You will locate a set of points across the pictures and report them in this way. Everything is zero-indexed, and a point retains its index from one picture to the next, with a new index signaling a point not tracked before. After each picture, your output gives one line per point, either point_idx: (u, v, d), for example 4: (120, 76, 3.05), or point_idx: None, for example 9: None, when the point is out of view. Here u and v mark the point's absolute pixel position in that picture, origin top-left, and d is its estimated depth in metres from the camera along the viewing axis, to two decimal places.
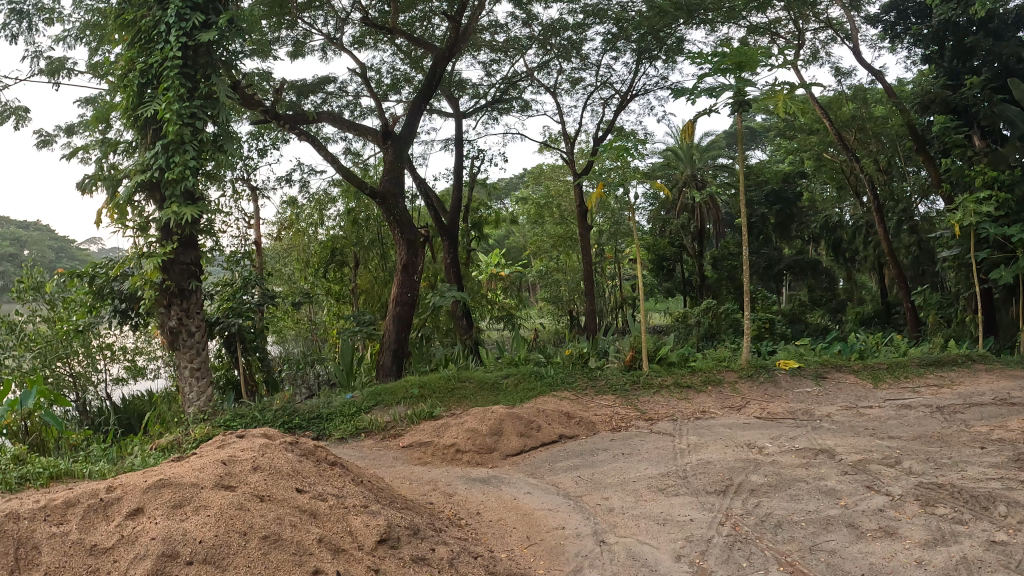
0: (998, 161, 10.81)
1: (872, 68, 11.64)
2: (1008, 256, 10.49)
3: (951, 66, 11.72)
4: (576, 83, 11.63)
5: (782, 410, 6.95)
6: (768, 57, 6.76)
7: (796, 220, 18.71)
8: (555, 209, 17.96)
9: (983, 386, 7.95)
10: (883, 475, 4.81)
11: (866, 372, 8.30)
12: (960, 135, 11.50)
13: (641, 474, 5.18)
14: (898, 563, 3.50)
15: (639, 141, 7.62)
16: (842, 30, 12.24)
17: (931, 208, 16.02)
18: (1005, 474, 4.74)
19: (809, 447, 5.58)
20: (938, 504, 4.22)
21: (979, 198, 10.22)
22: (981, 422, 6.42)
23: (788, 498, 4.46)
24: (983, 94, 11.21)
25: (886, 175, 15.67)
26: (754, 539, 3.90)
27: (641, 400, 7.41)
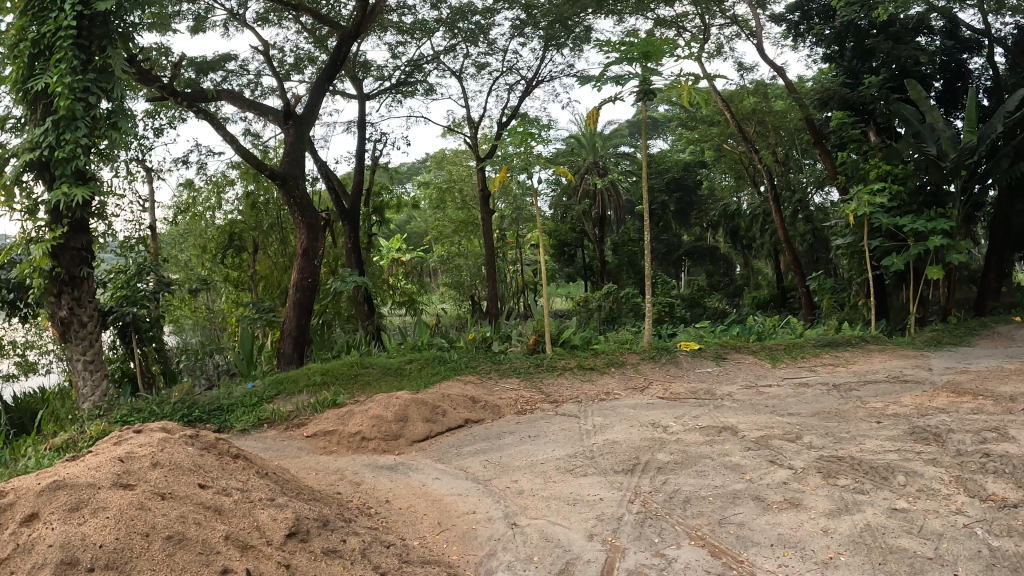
0: (892, 156, 11.13)
1: (774, 64, 12.06)
2: (899, 244, 10.90)
3: (851, 66, 12.24)
4: (482, 68, 11.62)
5: (685, 390, 7.11)
6: (675, 47, 6.89)
7: (694, 209, 19.22)
8: (456, 194, 17.95)
9: (876, 364, 8.32)
10: (784, 450, 4.96)
11: (764, 353, 8.57)
12: (857, 131, 12.00)
13: (549, 456, 5.22)
14: (806, 532, 3.63)
15: (542, 127, 7.63)
16: (748, 27, 12.59)
17: (826, 200, 16.57)
18: (901, 446, 4.96)
19: (712, 425, 5.72)
20: (839, 475, 4.38)
21: (873, 190, 10.62)
22: (875, 399, 6.69)
23: (695, 475, 4.56)
24: (881, 92, 11.72)
25: (783, 167, 16.19)
26: (664, 515, 3.97)
27: (544, 383, 7.48)
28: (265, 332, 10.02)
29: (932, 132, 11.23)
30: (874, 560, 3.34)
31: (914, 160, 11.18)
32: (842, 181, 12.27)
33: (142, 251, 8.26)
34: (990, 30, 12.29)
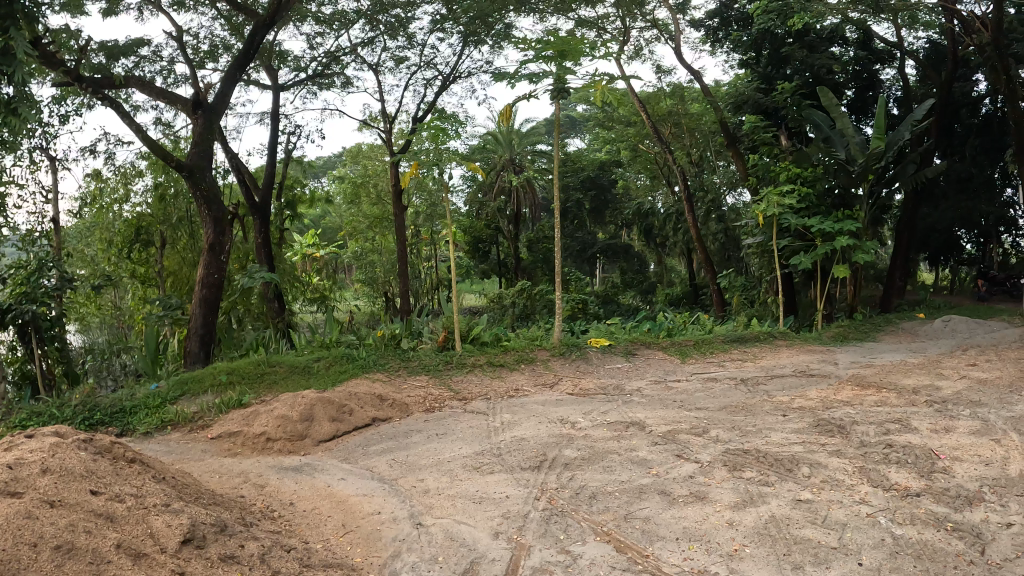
0: (802, 160, 11.41)
1: (691, 68, 12.29)
2: (807, 244, 11.23)
3: (766, 71, 12.79)
4: (401, 62, 11.52)
5: (594, 386, 7.22)
6: (592, 47, 6.91)
7: (609, 207, 20.25)
8: (371, 189, 17.72)
9: (784, 359, 8.55)
10: (690, 443, 5.09)
11: (673, 349, 8.72)
12: (768, 134, 12.25)
13: (455, 454, 5.22)
14: (711, 525, 3.79)
15: (458, 123, 7.55)
16: (667, 31, 12.78)
17: (737, 201, 16.93)
18: (805, 439, 5.20)
19: (619, 420, 5.81)
20: (744, 469, 4.56)
21: (783, 192, 10.82)
22: (781, 392, 6.90)
23: (602, 470, 4.64)
24: (793, 98, 12.09)
25: (696, 168, 16.52)
26: (570, 512, 4.04)
27: (454, 379, 7.48)
28: (173, 330, 9.74)
29: (842, 139, 11.69)
30: (779, 551, 3.53)
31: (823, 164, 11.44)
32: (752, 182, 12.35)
33: (42, 248, 7.95)
34: (902, 42, 12.79)
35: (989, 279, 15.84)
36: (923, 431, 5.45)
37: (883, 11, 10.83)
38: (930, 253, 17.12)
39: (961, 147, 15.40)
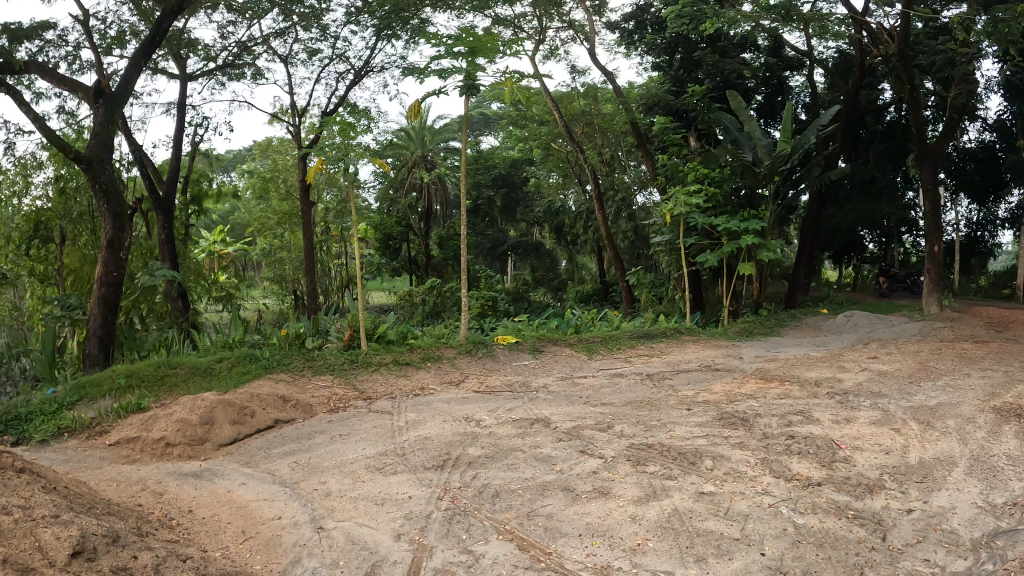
0: (710, 161, 11.72)
1: (606, 69, 12.47)
2: (714, 242, 11.53)
3: (677, 75, 13.00)
4: (313, 54, 11.34)
5: (500, 383, 7.43)
6: (503, 44, 6.89)
7: (520, 204, 20.82)
8: (280, 184, 17.54)
9: (690, 355, 8.91)
10: (594, 440, 5.44)
11: (580, 346, 8.98)
12: (678, 135, 12.46)
13: (357, 455, 5.32)
14: (615, 521, 4.09)
15: (368, 120, 7.44)
16: (583, 32, 12.90)
17: (647, 200, 17.21)
18: (709, 432, 5.61)
19: (524, 417, 6.13)
20: (648, 463, 4.95)
21: (690, 191, 11.01)
22: (686, 386, 7.24)
23: (505, 468, 4.92)
24: (703, 100, 12.40)
25: (607, 167, 16.70)
26: (473, 511, 4.26)
27: (359, 378, 7.43)
28: (71, 331, 9.41)
29: (749, 140, 11.95)
30: (683, 545, 3.83)
31: (730, 164, 11.81)
32: (662, 182, 12.48)
33: None
34: (812, 51, 13.06)
35: (891, 276, 16.44)
36: (825, 422, 5.93)
37: (794, 21, 11.04)
38: (835, 252, 17.77)
39: (865, 151, 16.06)
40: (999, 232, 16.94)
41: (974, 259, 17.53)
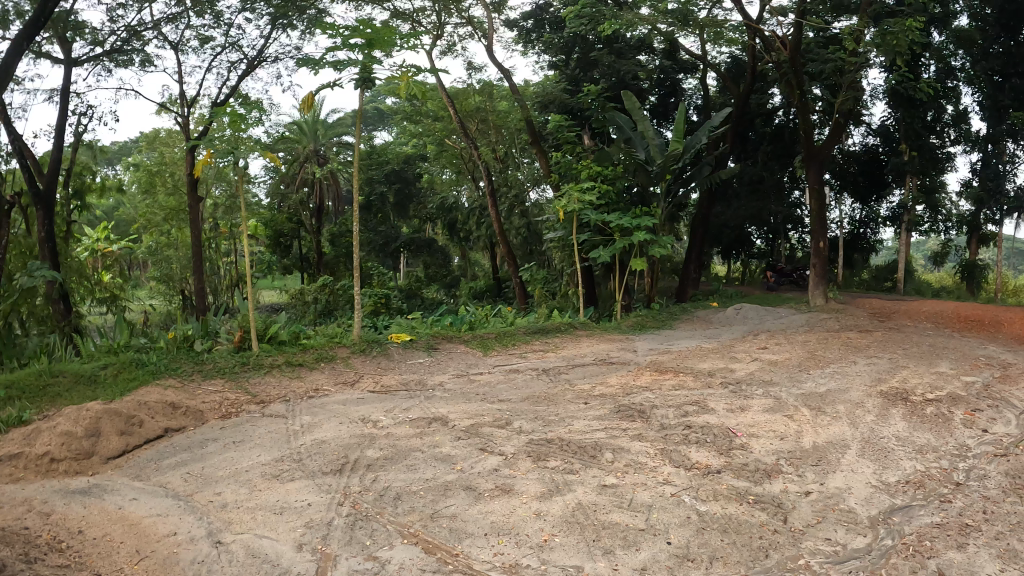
0: (604, 158, 12.00)
1: (502, 66, 12.54)
2: (606, 239, 11.89)
3: (574, 74, 13.42)
4: (206, 42, 10.99)
5: (395, 382, 7.83)
6: (400, 36, 6.80)
7: (412, 200, 20.48)
8: (166, 179, 17.02)
9: (584, 349, 10.47)
10: (494, 437, 6.13)
11: (476, 342, 10.00)
12: (572, 133, 12.71)
13: (253, 462, 5.40)
14: (520, 517, 4.59)
15: (259, 110, 7.27)
16: (481, 30, 12.92)
17: (542, 196, 16.68)
18: (607, 425, 6.58)
19: (421, 417, 6.69)
20: (548, 458, 5.65)
21: (583, 188, 11.16)
22: (582, 380, 8.50)
23: (405, 469, 5.35)
24: (598, 101, 12.69)
25: (501, 164, 16.72)
26: (375, 515, 4.59)
27: (251, 382, 7.33)
28: None
29: (642, 139, 12.12)
30: (589, 538, 4.37)
31: (623, 163, 12.21)
32: (553, 179, 12.57)
33: None
34: (704, 55, 13.53)
35: (778, 270, 17.01)
36: (719, 411, 7.14)
37: (690, 25, 11.31)
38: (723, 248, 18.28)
39: (754, 152, 16.69)
40: (880, 230, 17.73)
41: (857, 254, 18.43)
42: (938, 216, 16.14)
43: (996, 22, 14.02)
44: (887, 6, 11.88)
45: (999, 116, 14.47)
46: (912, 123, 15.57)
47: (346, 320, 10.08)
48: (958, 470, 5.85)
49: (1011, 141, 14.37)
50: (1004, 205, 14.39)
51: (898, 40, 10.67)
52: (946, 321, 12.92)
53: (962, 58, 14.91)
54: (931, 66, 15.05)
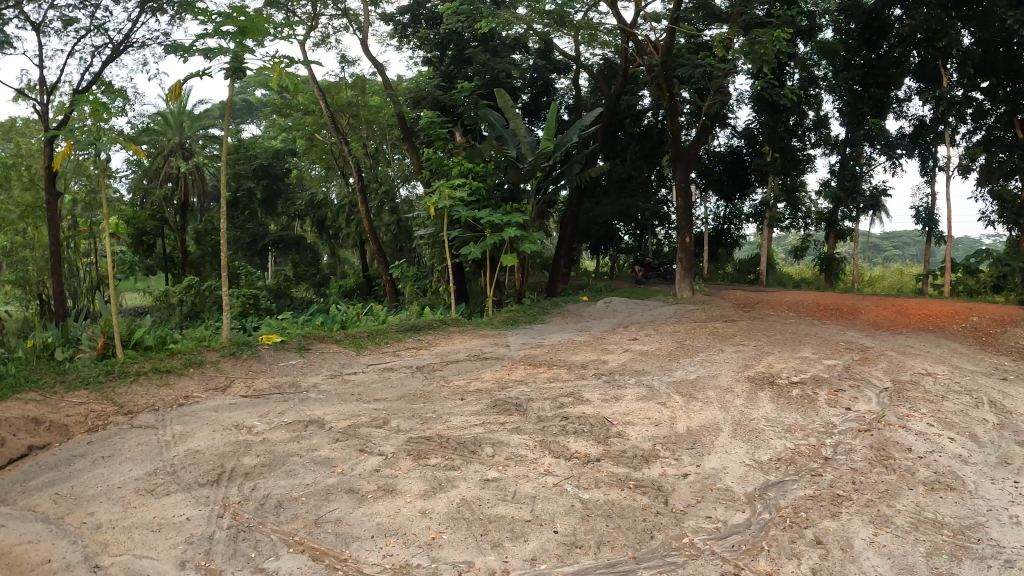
0: (475, 155, 12.03)
1: (376, 60, 12.27)
2: (477, 234, 11.88)
3: (447, 70, 13.68)
4: (67, 25, 10.22)
5: (268, 386, 7.53)
6: (274, 25, 6.48)
7: (281, 197, 19.92)
8: (21, 171, 14.63)
9: (457, 345, 10.44)
10: (372, 437, 5.98)
11: (348, 341, 9.76)
12: (443, 130, 12.45)
13: (125, 477, 5.06)
14: (405, 517, 4.48)
15: (125, 99, 6.82)
16: (355, 22, 12.61)
17: (411, 192, 16.59)
18: (482, 420, 6.53)
19: (296, 420, 6.47)
20: (428, 456, 5.55)
21: (453, 185, 11.07)
22: (456, 376, 8.44)
23: (284, 475, 5.13)
24: (471, 98, 12.72)
25: (372, 161, 16.35)
26: (257, 525, 4.37)
27: (117, 392, 6.88)
28: None
29: (513, 137, 12.43)
30: (477, 533, 4.33)
31: (493, 160, 12.21)
32: (425, 176, 12.38)
33: None
34: (578, 57, 13.66)
35: (646, 265, 17.48)
36: (595, 401, 7.23)
37: (566, 27, 11.40)
38: (592, 243, 18.62)
39: (623, 151, 17.17)
40: (744, 226, 18.56)
41: (722, 248, 19.15)
42: (798, 213, 16.86)
43: (859, 36, 14.95)
44: (756, 17, 12.26)
45: (857, 122, 15.64)
46: (775, 127, 16.10)
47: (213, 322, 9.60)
48: (826, 446, 6.13)
49: (868, 147, 15.48)
50: (861, 203, 15.41)
51: (766, 49, 11.13)
52: (808, 309, 13.54)
53: (825, 68, 16.26)
54: (796, 74, 16.01)
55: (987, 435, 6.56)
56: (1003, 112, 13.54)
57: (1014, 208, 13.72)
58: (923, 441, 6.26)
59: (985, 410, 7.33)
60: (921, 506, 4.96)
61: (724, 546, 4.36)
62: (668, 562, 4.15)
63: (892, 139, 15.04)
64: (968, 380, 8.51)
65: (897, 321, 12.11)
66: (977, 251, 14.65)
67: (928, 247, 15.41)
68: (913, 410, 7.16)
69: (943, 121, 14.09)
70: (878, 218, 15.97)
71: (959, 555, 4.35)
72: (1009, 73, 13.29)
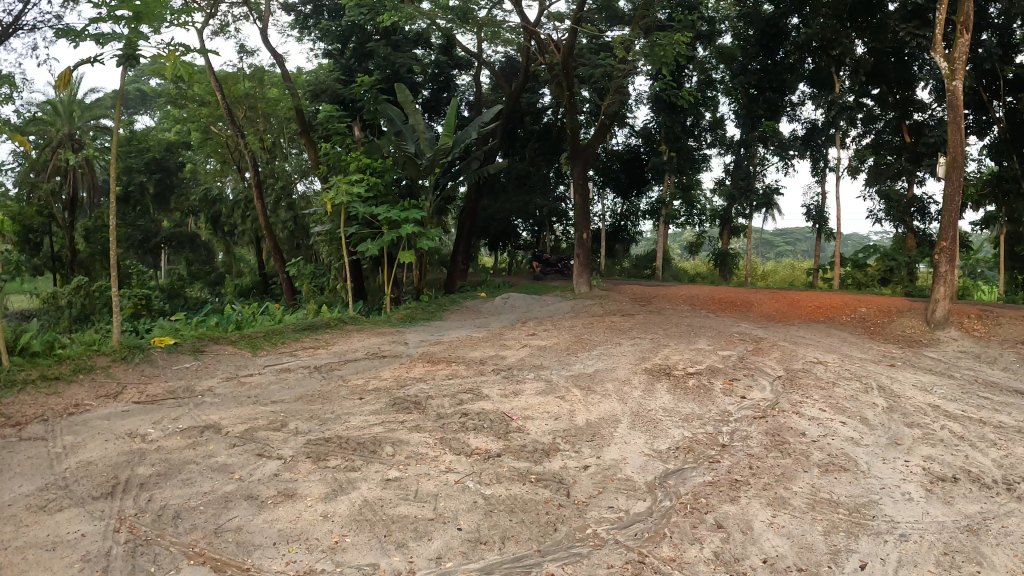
0: (373, 151, 11.71)
1: (275, 51, 11.87)
2: (374, 231, 11.64)
3: (348, 64, 13.55)
4: None
5: (162, 391, 7.17)
6: (170, 11, 6.14)
7: (175, 191, 19.55)
8: None
9: (355, 343, 10.22)
10: (270, 441, 5.76)
11: (243, 342, 9.39)
12: (342, 124, 12.13)
13: (14, 494, 4.70)
14: (307, 522, 4.31)
15: (10, 85, 6.36)
16: (255, 10, 12.17)
17: (309, 188, 16.24)
18: (382, 419, 6.39)
19: (192, 426, 6.17)
20: (328, 457, 5.38)
21: (351, 180, 10.87)
22: (355, 375, 8.25)
23: (181, 484, 4.87)
24: (370, 91, 12.54)
25: (268, 155, 16.02)
26: (156, 538, 4.13)
27: (2, 402, 6.41)
28: None
29: (412, 133, 12.32)
30: (380, 534, 4.22)
31: (391, 155, 11.93)
32: (322, 171, 12.07)
33: None
34: (480, 53, 13.57)
35: (544, 261, 17.62)
36: (493, 397, 7.18)
37: (468, 24, 11.32)
38: (490, 239, 18.61)
39: (522, 148, 17.32)
40: (640, 223, 18.93)
41: (618, 244, 19.43)
42: (694, 211, 17.40)
43: (757, 42, 15.56)
44: (657, 20, 12.49)
45: (752, 124, 16.06)
46: (673, 127, 16.62)
47: (103, 325, 9.08)
48: (722, 433, 6.26)
49: (761, 147, 16.01)
50: (754, 201, 15.90)
51: (665, 52, 11.40)
52: (703, 302, 13.88)
53: (722, 71, 16.71)
54: (694, 76, 16.45)
55: (876, 418, 6.84)
56: (891, 117, 14.54)
57: (901, 207, 14.53)
58: (816, 426, 6.48)
59: (874, 395, 7.64)
60: (816, 487, 5.11)
61: (627, 535, 4.38)
62: (573, 553, 4.13)
63: (785, 140, 15.59)
64: (857, 367, 8.87)
65: (789, 313, 12.54)
66: (865, 247, 15.40)
67: (819, 243, 16.02)
68: (805, 397, 7.40)
69: (833, 125, 14.46)
70: (770, 216, 16.54)
71: (855, 532, 4.50)
72: (898, 82, 14.33)
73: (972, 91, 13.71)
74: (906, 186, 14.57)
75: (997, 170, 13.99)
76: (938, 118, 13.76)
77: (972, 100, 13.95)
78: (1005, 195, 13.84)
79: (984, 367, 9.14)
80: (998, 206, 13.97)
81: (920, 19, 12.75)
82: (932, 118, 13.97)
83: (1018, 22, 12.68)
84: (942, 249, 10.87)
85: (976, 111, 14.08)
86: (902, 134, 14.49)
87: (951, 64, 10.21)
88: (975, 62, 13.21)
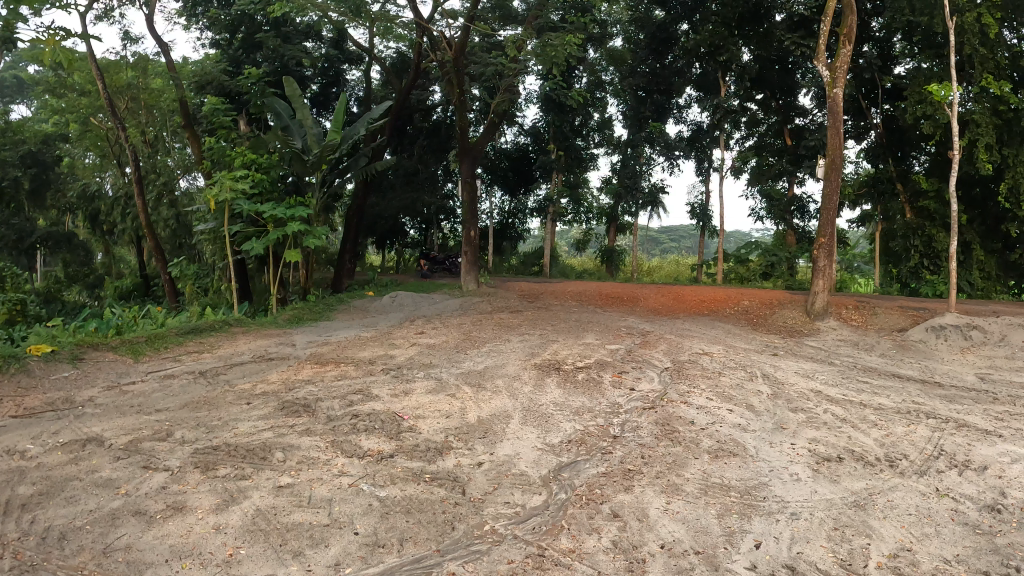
0: (260, 146, 11.18)
1: (160, 39, 11.26)
2: (260, 230, 11.15)
3: (236, 54, 13.12)
4: None
5: (40, 403, 6.64)
6: None
7: (50, 187, 18.09)
8: None
9: (240, 346, 9.77)
10: (156, 452, 5.40)
11: (124, 348, 8.84)
12: (228, 118, 11.59)
13: None
14: (199, 535, 4.04)
15: None
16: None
17: (190, 185, 15.68)
18: (272, 424, 6.10)
19: (73, 439, 5.73)
20: (217, 467, 5.07)
21: (235, 176, 10.46)
22: (242, 380, 7.87)
23: (65, 502, 4.49)
24: (258, 85, 12.14)
25: (150, 149, 15.15)
26: (41, 563, 3.77)
27: None
28: None
29: (299, 128, 11.95)
30: (275, 543, 3.99)
31: (278, 151, 11.43)
32: (206, 166, 11.50)
33: None
34: (371, 48, 13.22)
35: (430, 259, 17.38)
36: (384, 397, 6.98)
37: (360, 19, 11.05)
38: (377, 237, 18.28)
39: (410, 146, 17.20)
40: (527, 220, 19.09)
41: (506, 242, 19.42)
42: (581, 208, 17.53)
43: (647, 47, 16.00)
44: (549, 21, 12.52)
45: (638, 125, 16.38)
46: (561, 127, 16.81)
47: None
48: (614, 425, 6.27)
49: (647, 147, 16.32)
50: (640, 199, 16.25)
51: (557, 52, 11.40)
52: (592, 299, 13.94)
53: (612, 73, 16.87)
54: (582, 77, 16.64)
55: (762, 404, 7.00)
56: (773, 121, 15.23)
57: (782, 205, 15.08)
58: (704, 414, 6.57)
59: (759, 383, 7.84)
60: (708, 473, 5.17)
61: (526, 529, 4.29)
62: (473, 551, 4.02)
63: (671, 141, 15.95)
64: (742, 357, 9.10)
65: (676, 307, 12.78)
66: (746, 243, 15.93)
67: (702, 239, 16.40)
68: (692, 388, 7.50)
69: (717, 127, 15.16)
70: (655, 213, 16.86)
71: (749, 513, 4.56)
72: (781, 88, 14.94)
73: (852, 98, 14.61)
74: (786, 185, 15.14)
75: (871, 172, 14.77)
76: (817, 124, 14.41)
77: (851, 107, 14.89)
78: (880, 194, 14.58)
79: (862, 354, 9.53)
80: (874, 205, 14.69)
81: (806, 29, 13.50)
82: (813, 123, 14.59)
83: (896, 36, 13.80)
84: (823, 244, 11.35)
85: (854, 117, 14.95)
86: (783, 138, 15.15)
87: (832, 72, 10.64)
88: (855, 71, 14.25)
